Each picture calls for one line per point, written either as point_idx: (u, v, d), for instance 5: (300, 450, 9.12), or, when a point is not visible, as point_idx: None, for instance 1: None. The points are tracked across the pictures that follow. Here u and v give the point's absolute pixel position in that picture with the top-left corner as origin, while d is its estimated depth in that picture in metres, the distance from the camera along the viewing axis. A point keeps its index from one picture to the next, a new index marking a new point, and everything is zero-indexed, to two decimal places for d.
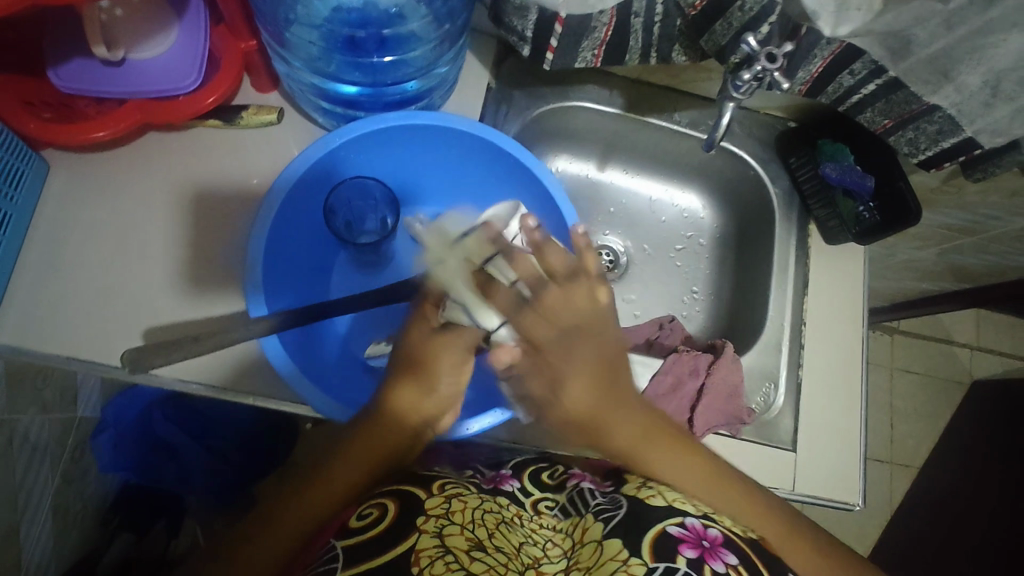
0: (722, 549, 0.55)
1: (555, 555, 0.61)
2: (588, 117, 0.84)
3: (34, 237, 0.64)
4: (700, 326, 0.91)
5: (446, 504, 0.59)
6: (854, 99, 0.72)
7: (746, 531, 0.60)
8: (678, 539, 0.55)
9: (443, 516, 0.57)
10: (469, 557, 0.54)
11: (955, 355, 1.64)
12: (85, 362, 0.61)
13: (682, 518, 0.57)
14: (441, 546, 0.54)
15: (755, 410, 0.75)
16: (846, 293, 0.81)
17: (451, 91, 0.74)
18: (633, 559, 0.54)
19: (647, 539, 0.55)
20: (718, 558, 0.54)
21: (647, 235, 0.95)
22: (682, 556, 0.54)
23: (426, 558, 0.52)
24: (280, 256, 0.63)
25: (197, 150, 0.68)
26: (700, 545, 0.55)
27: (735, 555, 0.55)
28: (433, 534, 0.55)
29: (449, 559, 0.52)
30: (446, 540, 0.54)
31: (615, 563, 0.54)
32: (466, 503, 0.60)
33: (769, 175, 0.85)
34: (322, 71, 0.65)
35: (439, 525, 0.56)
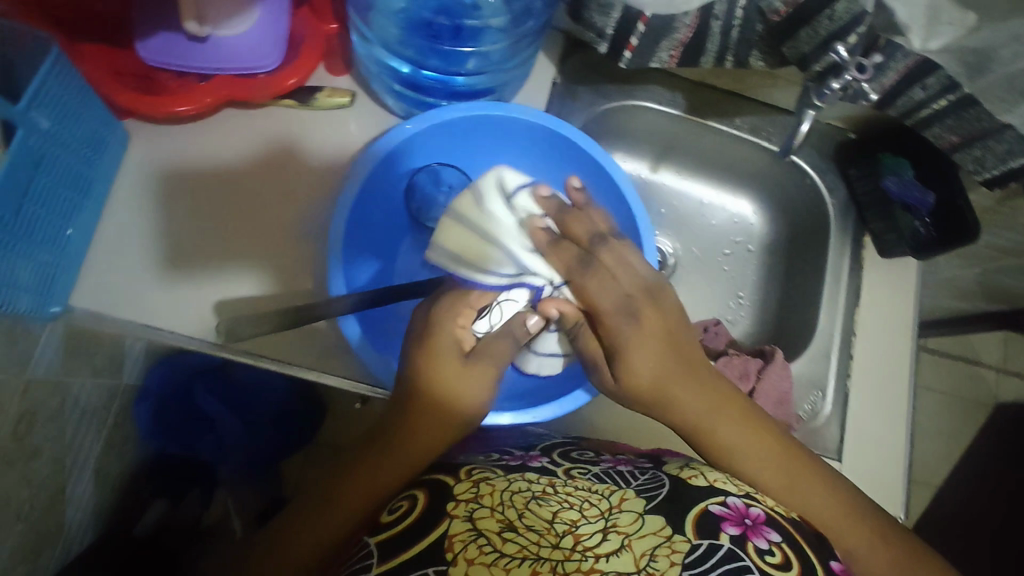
0: (764, 528, 0.55)
1: (593, 515, 0.55)
2: (650, 117, 0.85)
3: (113, 206, 0.65)
4: (744, 331, 0.91)
5: (475, 488, 0.56)
6: (923, 113, 0.72)
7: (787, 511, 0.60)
8: (720, 517, 0.55)
9: (472, 500, 0.55)
10: (502, 539, 0.52)
11: (981, 376, 1.62)
12: (161, 331, 0.63)
13: (723, 497, 0.57)
14: (473, 531, 0.52)
15: (801, 417, 0.76)
16: (898, 306, 0.81)
17: (519, 87, 0.74)
18: (676, 536, 0.53)
19: (690, 517, 0.54)
20: (761, 535, 0.55)
21: (696, 238, 0.95)
22: (726, 533, 0.54)
23: (459, 542, 0.51)
24: (355, 233, 0.65)
25: (272, 128, 0.69)
26: (742, 523, 0.55)
27: (777, 533, 0.55)
28: (465, 517, 0.53)
29: (483, 542, 0.51)
30: (477, 524, 0.53)
31: (658, 538, 0.53)
32: (494, 486, 0.57)
33: (826, 185, 0.85)
34: (399, 56, 0.66)
35: (469, 510, 0.54)
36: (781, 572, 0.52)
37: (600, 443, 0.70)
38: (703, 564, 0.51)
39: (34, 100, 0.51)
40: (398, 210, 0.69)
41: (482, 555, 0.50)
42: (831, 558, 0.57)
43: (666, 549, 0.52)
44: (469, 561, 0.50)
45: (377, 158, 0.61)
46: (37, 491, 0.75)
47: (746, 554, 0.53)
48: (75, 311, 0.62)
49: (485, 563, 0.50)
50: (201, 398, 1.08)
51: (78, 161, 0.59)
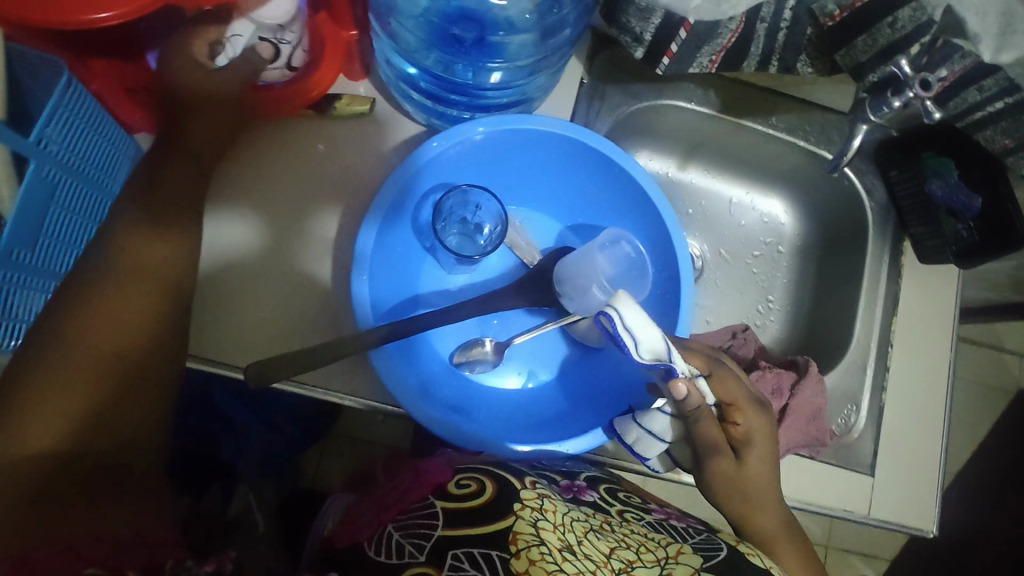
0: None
1: (650, 560, 0.53)
2: (681, 116, 0.81)
3: None
4: (774, 337, 0.89)
5: (541, 500, 0.57)
6: (976, 116, 0.68)
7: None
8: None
9: (537, 510, 0.55)
10: (562, 556, 0.50)
11: (1003, 362, 1.60)
12: (204, 361, 0.60)
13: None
14: (536, 536, 0.52)
15: (835, 431, 0.74)
16: (938, 315, 0.78)
17: (547, 94, 0.70)
18: None
19: None
20: None
21: (725, 239, 0.92)
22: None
23: (522, 541, 0.51)
24: (386, 254, 0.62)
25: (289, 141, 0.66)
26: None
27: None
28: (530, 521, 0.54)
29: (545, 549, 0.51)
30: (540, 532, 0.53)
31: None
32: (557, 507, 0.57)
33: (865, 187, 0.81)
34: (420, 63, 0.63)
35: (533, 517, 0.54)
36: None
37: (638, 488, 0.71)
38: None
39: (48, 120, 0.51)
40: (428, 226, 0.66)
41: (544, 561, 0.49)
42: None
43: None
44: (530, 560, 0.49)
45: (406, 177, 0.59)
46: None
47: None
48: None
49: (545, 568, 0.48)
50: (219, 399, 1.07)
51: (107, 195, 0.60)
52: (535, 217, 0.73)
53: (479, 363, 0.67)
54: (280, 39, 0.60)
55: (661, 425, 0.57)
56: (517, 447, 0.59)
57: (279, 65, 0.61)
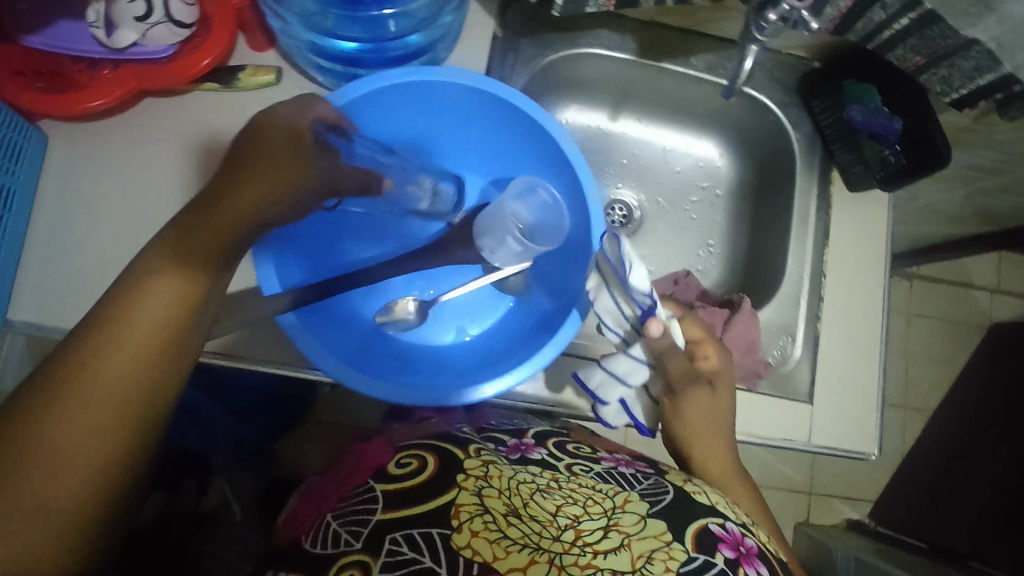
0: (757, 559, 0.53)
1: (596, 513, 0.53)
2: (600, 64, 0.81)
3: (40, 211, 0.64)
4: (714, 280, 0.90)
5: (486, 467, 0.57)
6: (885, 35, 0.68)
7: (778, 552, 0.58)
8: (718, 537, 0.53)
9: (482, 478, 0.55)
10: (507, 522, 0.51)
11: (973, 298, 1.61)
12: None
13: (723, 520, 0.55)
14: (479, 505, 0.52)
15: (771, 363, 0.75)
16: (869, 242, 0.79)
17: (454, 43, 0.70)
18: (675, 543, 0.51)
19: (690, 530, 0.53)
20: (753, 565, 0.52)
21: (661, 187, 0.93)
22: (721, 553, 0.52)
23: (465, 513, 0.52)
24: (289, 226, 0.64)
25: (195, 115, 0.66)
26: (737, 548, 0.53)
27: (767, 568, 0.53)
28: (473, 492, 0.54)
29: (489, 518, 0.51)
30: (483, 500, 0.53)
31: (657, 543, 0.51)
32: (503, 471, 0.57)
33: (790, 120, 0.81)
34: (320, 27, 0.63)
35: (477, 486, 0.54)
36: None
37: (583, 433, 0.70)
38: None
39: None
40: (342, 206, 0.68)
41: (486, 531, 0.51)
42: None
43: (664, 555, 0.50)
44: (472, 534, 0.50)
45: None
46: None
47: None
48: (18, 323, 0.62)
49: (487, 540, 0.50)
50: None
51: (12, 181, 0.61)
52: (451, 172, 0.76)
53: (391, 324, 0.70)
54: None
55: (623, 365, 0.62)
56: (486, 393, 0.61)
57: (158, 18, 0.57)
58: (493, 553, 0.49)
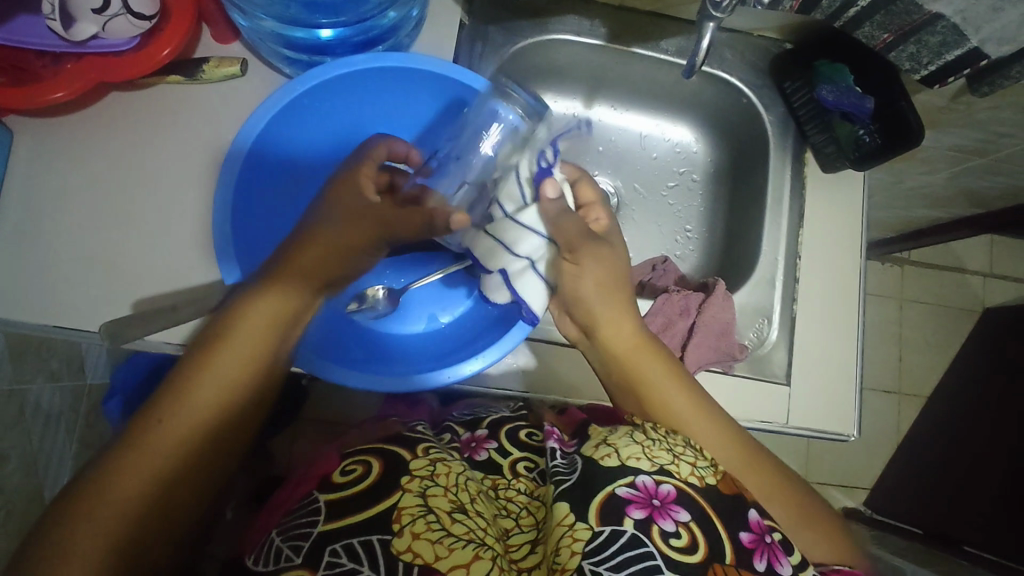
0: (672, 507, 0.51)
1: (527, 524, 0.55)
2: (570, 50, 0.80)
3: (7, 208, 0.64)
4: (693, 266, 0.90)
5: (433, 466, 0.55)
6: (852, 13, 0.67)
7: (705, 477, 0.54)
8: (626, 500, 0.51)
9: (428, 477, 0.53)
10: (451, 519, 0.50)
11: (966, 283, 1.59)
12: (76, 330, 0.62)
13: (633, 477, 0.52)
14: (423, 506, 0.51)
15: (747, 346, 0.75)
16: (844, 223, 0.78)
17: (419, 28, 0.70)
18: (579, 523, 0.50)
19: (596, 501, 0.51)
20: (667, 516, 0.50)
21: (638, 173, 0.93)
22: (631, 518, 0.50)
23: (408, 516, 0.50)
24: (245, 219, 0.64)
25: (161, 109, 0.66)
26: (648, 504, 0.51)
27: (687, 511, 0.51)
28: (418, 492, 0.52)
29: (431, 518, 0.50)
30: (429, 501, 0.51)
31: (562, 529, 0.50)
32: (451, 468, 0.56)
33: (763, 103, 0.81)
34: (283, 17, 0.63)
35: (423, 486, 0.53)
36: (684, 556, 0.49)
37: (543, 414, 0.69)
38: (602, 554, 0.48)
39: None
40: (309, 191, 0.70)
41: (429, 532, 0.49)
42: (748, 509, 0.53)
43: (568, 539, 0.49)
44: (415, 535, 0.49)
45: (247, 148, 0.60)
46: (12, 496, 0.82)
47: (650, 539, 0.49)
48: None
49: (430, 541, 0.48)
50: None
51: None
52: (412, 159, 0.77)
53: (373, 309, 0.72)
54: None
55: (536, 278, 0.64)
56: (468, 371, 0.62)
57: (114, 11, 0.57)
58: (436, 553, 0.48)
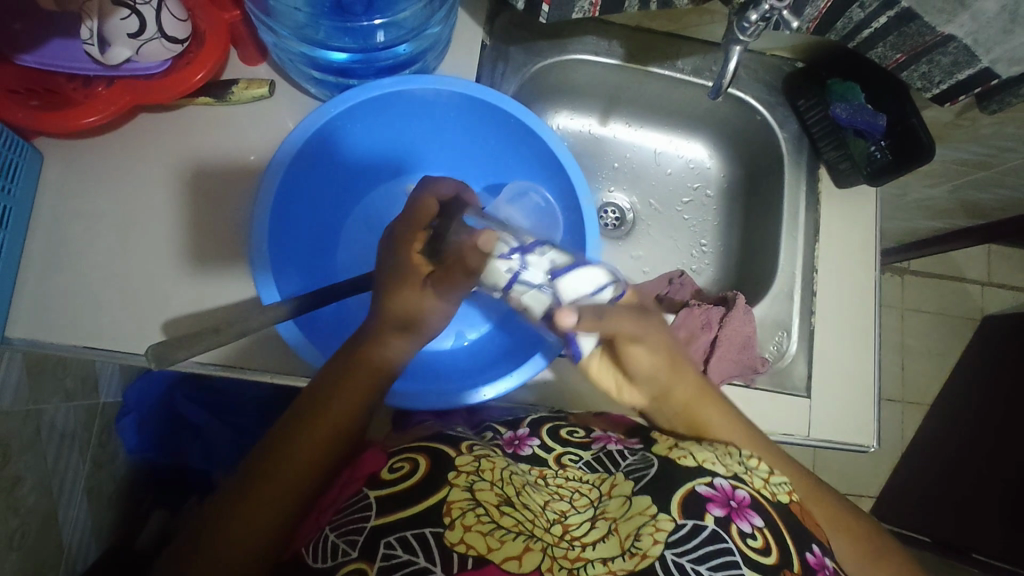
0: (749, 511, 0.53)
1: (582, 505, 0.57)
2: (588, 70, 0.82)
3: (35, 230, 0.64)
4: (709, 279, 0.91)
5: (478, 462, 0.55)
6: (865, 34, 0.69)
7: (777, 493, 0.57)
8: (707, 498, 0.54)
9: (474, 472, 0.54)
10: (499, 512, 0.51)
11: (965, 292, 1.62)
12: (106, 350, 0.62)
13: (711, 478, 0.55)
14: (473, 500, 0.51)
15: (768, 358, 0.76)
16: (858, 237, 0.80)
17: (444, 53, 0.71)
18: (661, 514, 0.53)
19: (676, 496, 0.54)
20: (745, 518, 0.53)
21: (653, 189, 0.94)
22: (711, 514, 0.53)
23: (457, 509, 0.50)
24: (281, 240, 0.65)
25: (189, 130, 0.67)
26: (727, 505, 0.53)
27: (761, 517, 0.53)
28: (466, 487, 0.52)
29: (481, 511, 0.50)
30: (477, 494, 0.52)
31: (643, 518, 0.53)
32: (495, 463, 0.56)
33: (776, 119, 0.83)
34: (311, 39, 0.64)
35: (470, 481, 0.53)
36: (761, 556, 0.51)
37: (584, 416, 0.68)
38: (684, 544, 0.51)
39: None
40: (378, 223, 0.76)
41: (479, 525, 0.49)
42: (812, 542, 0.55)
43: (650, 528, 0.52)
44: (465, 528, 0.49)
45: (284, 168, 0.61)
46: (27, 519, 0.81)
47: (729, 536, 0.52)
48: (16, 341, 0.62)
49: (481, 533, 0.49)
50: (181, 406, 1.07)
51: (8, 200, 0.61)
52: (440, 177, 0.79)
53: None
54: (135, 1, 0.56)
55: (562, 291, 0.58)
56: (483, 396, 0.63)
57: (151, 35, 0.58)
58: (488, 545, 0.48)
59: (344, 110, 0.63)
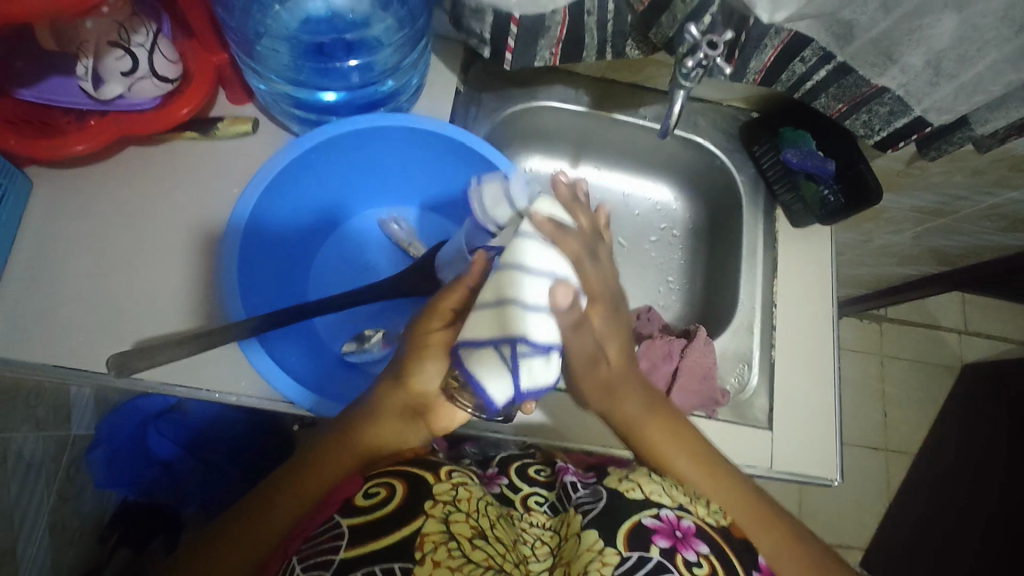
0: (694, 539, 0.54)
1: (542, 554, 0.58)
2: (556, 116, 0.87)
3: (19, 252, 0.67)
4: (676, 314, 0.94)
5: (455, 490, 0.56)
6: (808, 86, 0.74)
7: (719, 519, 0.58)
8: (652, 530, 0.54)
9: (450, 502, 0.54)
10: (471, 545, 0.52)
11: (944, 340, 1.64)
12: (73, 370, 0.63)
13: (656, 510, 0.56)
14: (446, 532, 0.52)
15: (729, 390, 0.77)
16: (815, 274, 0.83)
17: (418, 94, 0.78)
18: (607, 549, 0.53)
19: (621, 530, 0.54)
20: (690, 547, 0.54)
21: (622, 228, 0.98)
22: (656, 545, 0.53)
23: (430, 543, 0.51)
24: (253, 263, 0.69)
25: (176, 162, 0.71)
26: (672, 535, 0.54)
27: (706, 544, 0.54)
28: (442, 518, 0.53)
29: (452, 546, 0.51)
30: (451, 527, 0.52)
31: (591, 554, 0.53)
32: (472, 492, 0.57)
33: (734, 164, 0.88)
34: (294, 80, 0.69)
35: (446, 511, 0.54)
36: None
37: (552, 451, 0.71)
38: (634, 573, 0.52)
39: None
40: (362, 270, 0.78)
41: (450, 559, 0.50)
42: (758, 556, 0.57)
43: (597, 564, 0.52)
44: (435, 563, 0.50)
45: (258, 193, 0.65)
46: None
47: (676, 567, 0.52)
48: None
49: (451, 568, 0.49)
50: (156, 443, 1.07)
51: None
52: (413, 213, 0.83)
53: (354, 356, 0.73)
54: (129, 43, 0.61)
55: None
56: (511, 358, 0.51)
57: (142, 74, 0.63)
58: None
59: (319, 143, 0.68)
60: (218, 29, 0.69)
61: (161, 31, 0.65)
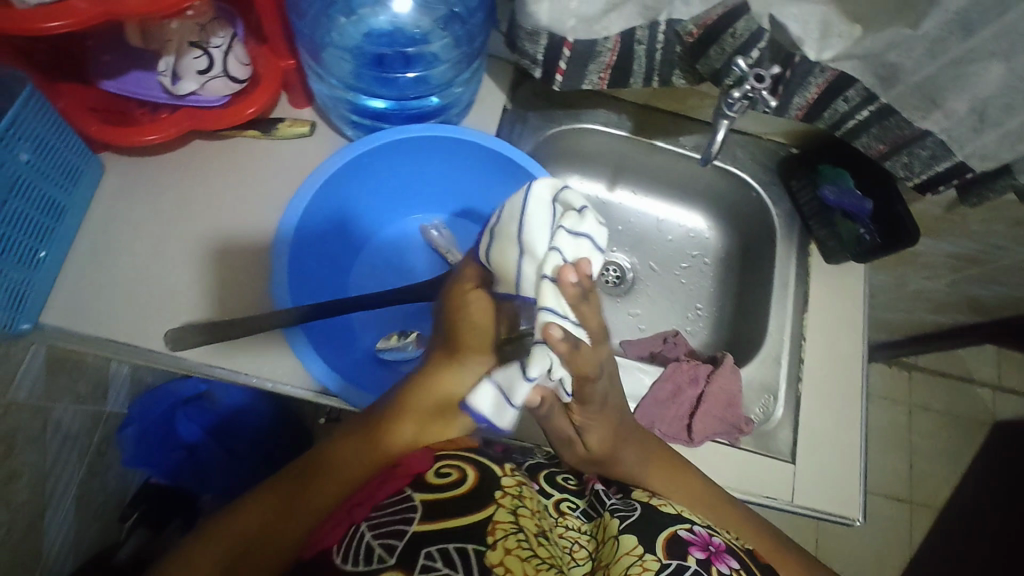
0: (726, 555, 0.55)
1: (581, 557, 0.57)
2: (598, 139, 0.90)
3: (85, 230, 0.71)
4: (702, 341, 0.94)
5: (519, 487, 0.58)
6: (849, 125, 0.75)
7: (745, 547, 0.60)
8: (687, 541, 0.55)
9: (518, 496, 0.56)
10: (537, 540, 0.53)
11: (975, 394, 1.60)
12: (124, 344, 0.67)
13: (691, 525, 0.57)
14: (515, 523, 0.53)
15: (753, 420, 0.77)
16: (847, 311, 0.83)
17: (466, 110, 0.81)
18: (648, 555, 0.53)
19: (660, 539, 0.55)
20: (723, 561, 0.54)
21: (653, 253, 1.00)
22: (693, 556, 0.54)
23: (501, 530, 0.52)
24: (302, 256, 0.72)
25: (237, 157, 0.76)
26: (706, 549, 0.55)
27: (737, 561, 0.55)
28: (511, 509, 0.54)
29: (521, 536, 0.52)
30: (519, 519, 0.53)
31: (631, 558, 0.53)
32: (533, 492, 0.59)
33: (770, 197, 0.89)
34: (354, 87, 0.73)
35: (514, 504, 0.55)
36: None
37: None
38: None
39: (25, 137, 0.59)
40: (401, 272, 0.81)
41: (520, 549, 0.50)
42: None
43: (638, 568, 0.52)
44: (506, 551, 0.50)
45: (313, 189, 0.69)
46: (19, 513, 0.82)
47: None
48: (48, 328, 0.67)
49: (521, 558, 0.50)
50: (183, 427, 1.12)
51: (67, 202, 0.68)
52: (454, 221, 0.85)
53: (388, 353, 0.75)
54: (208, 45, 0.66)
55: None
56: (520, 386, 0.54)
57: (217, 73, 0.68)
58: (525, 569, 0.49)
59: (372, 147, 0.72)
60: (288, 36, 0.73)
61: (236, 36, 0.70)
